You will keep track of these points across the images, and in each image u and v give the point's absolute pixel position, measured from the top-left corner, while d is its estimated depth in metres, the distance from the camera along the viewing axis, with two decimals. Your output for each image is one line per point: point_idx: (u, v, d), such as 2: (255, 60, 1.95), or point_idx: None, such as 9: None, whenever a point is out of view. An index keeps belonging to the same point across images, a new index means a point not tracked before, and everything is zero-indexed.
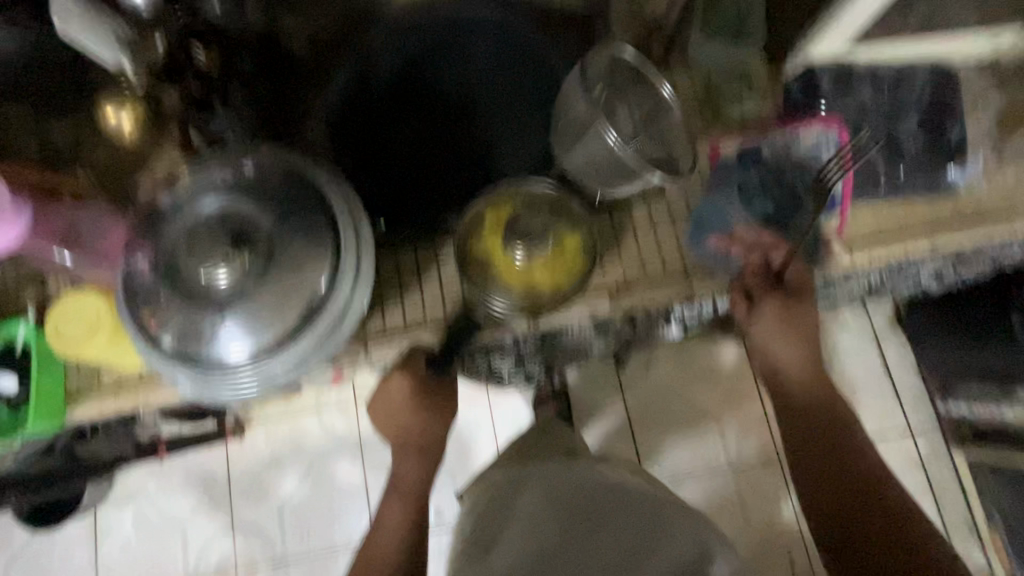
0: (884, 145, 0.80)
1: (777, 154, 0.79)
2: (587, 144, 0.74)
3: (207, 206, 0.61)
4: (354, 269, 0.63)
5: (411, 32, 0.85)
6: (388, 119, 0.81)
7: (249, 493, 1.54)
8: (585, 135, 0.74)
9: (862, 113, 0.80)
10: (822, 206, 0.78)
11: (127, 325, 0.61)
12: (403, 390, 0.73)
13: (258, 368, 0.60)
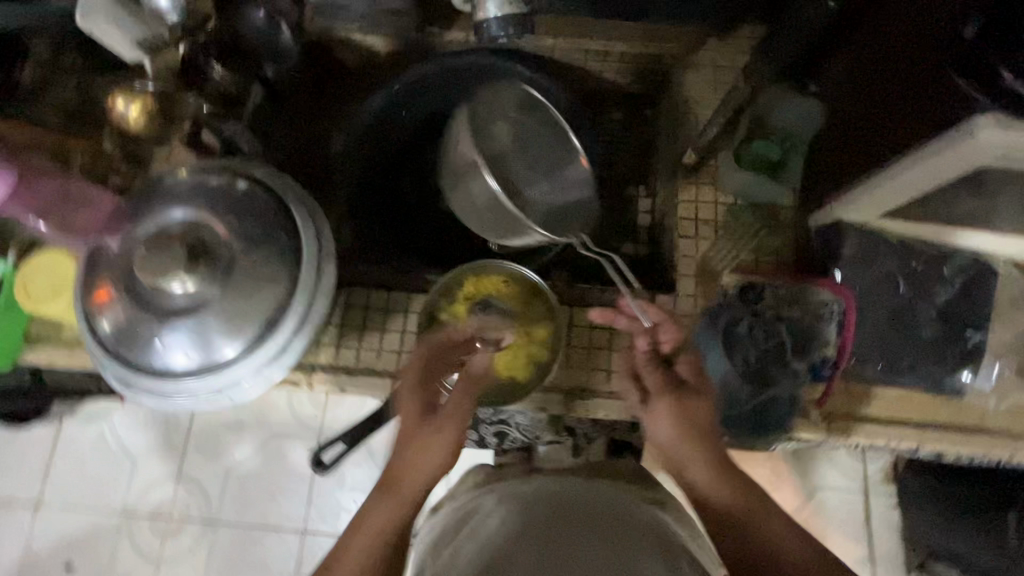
0: (899, 329, 0.73)
1: (781, 302, 0.73)
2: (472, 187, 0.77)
3: (174, 216, 0.62)
4: (307, 302, 0.62)
5: (434, 80, 0.85)
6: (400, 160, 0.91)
7: (202, 449, 1.37)
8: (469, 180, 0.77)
9: (888, 285, 0.73)
10: (809, 372, 0.72)
11: (75, 310, 0.62)
12: (446, 456, 0.59)
13: (195, 382, 0.60)
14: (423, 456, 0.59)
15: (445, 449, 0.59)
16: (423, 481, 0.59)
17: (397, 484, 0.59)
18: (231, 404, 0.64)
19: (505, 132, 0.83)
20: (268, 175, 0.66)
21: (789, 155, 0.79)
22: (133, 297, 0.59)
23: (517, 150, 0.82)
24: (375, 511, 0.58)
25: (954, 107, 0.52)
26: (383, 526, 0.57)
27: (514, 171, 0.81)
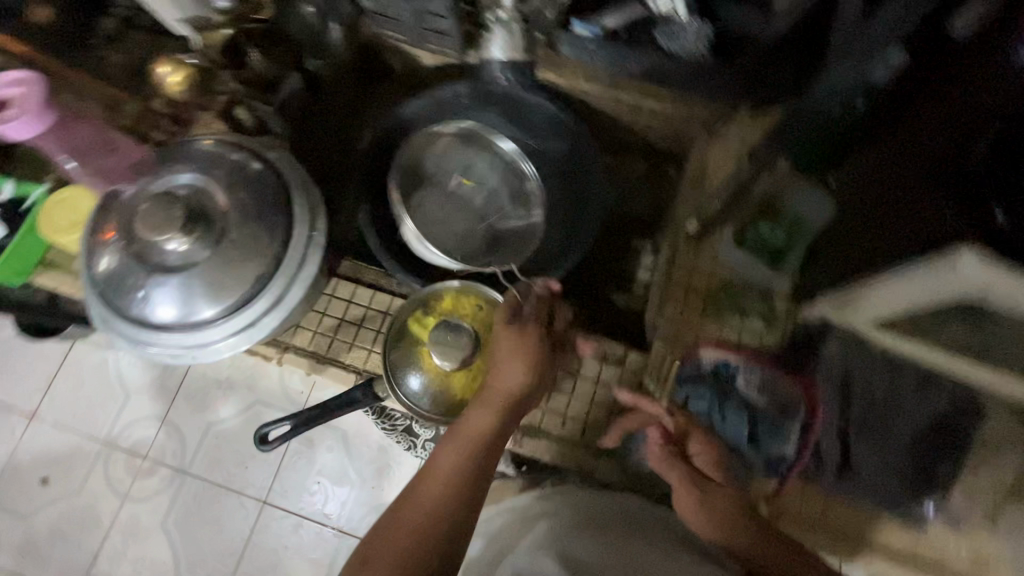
0: (872, 443, 0.69)
1: (751, 386, 0.74)
2: (424, 197, 0.87)
3: (181, 178, 0.66)
4: (286, 280, 0.65)
5: (449, 112, 0.90)
6: None
7: (190, 399, 1.41)
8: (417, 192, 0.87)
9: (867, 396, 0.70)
10: (766, 464, 0.72)
11: (83, 245, 0.66)
12: (508, 400, 0.62)
13: (171, 336, 0.63)
14: (473, 417, 0.61)
15: (502, 406, 0.61)
16: (501, 411, 0.61)
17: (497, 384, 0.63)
18: (197, 364, 0.67)
19: (465, 180, 0.89)
20: (283, 161, 0.70)
21: (792, 245, 0.78)
22: (129, 246, 0.63)
23: (472, 195, 0.89)
24: (475, 417, 0.61)
25: (947, 237, 0.52)
26: (476, 433, 0.60)
27: (443, 218, 0.87)
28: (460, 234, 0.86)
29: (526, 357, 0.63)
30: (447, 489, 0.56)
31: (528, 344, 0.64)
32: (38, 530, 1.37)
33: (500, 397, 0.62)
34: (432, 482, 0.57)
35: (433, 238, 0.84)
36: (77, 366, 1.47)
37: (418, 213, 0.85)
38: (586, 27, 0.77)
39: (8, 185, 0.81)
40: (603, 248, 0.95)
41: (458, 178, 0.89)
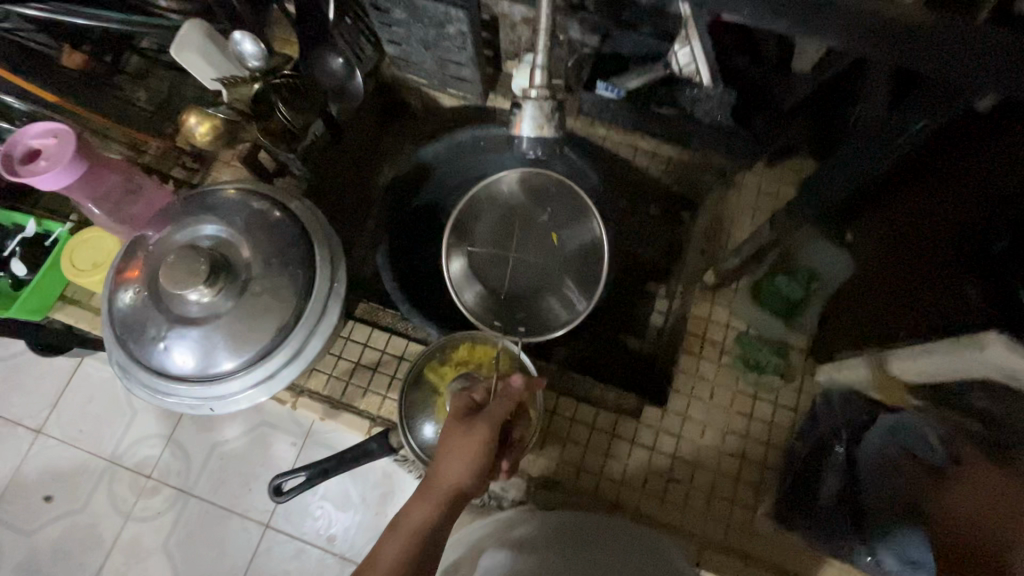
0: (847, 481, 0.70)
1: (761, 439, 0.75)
2: (493, 232, 0.90)
3: (205, 230, 0.66)
4: (306, 333, 0.65)
5: (466, 154, 0.91)
6: (418, 227, 0.94)
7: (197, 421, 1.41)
8: (493, 228, 0.90)
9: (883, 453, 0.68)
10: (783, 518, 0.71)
11: (106, 291, 0.67)
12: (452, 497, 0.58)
13: (189, 386, 0.64)
14: (413, 512, 0.57)
15: (445, 504, 0.57)
16: (439, 508, 0.57)
17: (434, 477, 0.58)
18: (214, 413, 0.67)
19: (557, 240, 0.90)
20: (304, 210, 0.71)
21: (811, 299, 0.79)
22: (153, 296, 0.64)
23: (551, 252, 0.90)
24: (414, 516, 0.57)
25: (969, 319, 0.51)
26: (410, 532, 0.56)
27: (514, 247, 0.90)
28: (513, 267, 0.90)
29: (463, 453, 0.59)
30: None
31: (470, 437, 0.59)
32: (40, 547, 1.36)
33: (440, 493, 0.57)
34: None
35: (481, 253, 0.90)
36: (87, 383, 1.47)
37: (491, 233, 0.90)
38: (609, 88, 0.75)
39: (31, 221, 0.82)
40: (617, 292, 0.95)
41: (544, 234, 0.90)
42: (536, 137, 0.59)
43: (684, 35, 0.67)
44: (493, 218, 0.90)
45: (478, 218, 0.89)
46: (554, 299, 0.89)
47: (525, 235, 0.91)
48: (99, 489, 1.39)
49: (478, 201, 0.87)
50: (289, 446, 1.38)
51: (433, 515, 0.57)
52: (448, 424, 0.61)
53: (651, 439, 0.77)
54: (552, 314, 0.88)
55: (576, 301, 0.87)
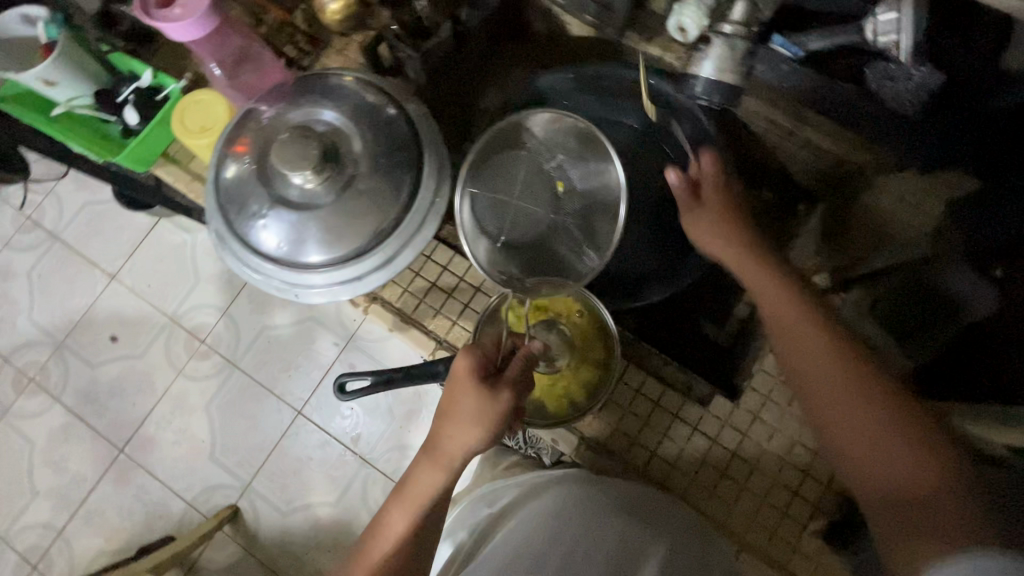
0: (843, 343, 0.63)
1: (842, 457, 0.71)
2: (501, 176, 0.76)
3: (324, 115, 0.64)
4: (399, 243, 0.64)
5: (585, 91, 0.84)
6: None
7: (253, 301, 1.47)
8: (505, 173, 0.76)
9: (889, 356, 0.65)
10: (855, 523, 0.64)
11: (213, 157, 0.66)
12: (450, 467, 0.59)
13: (277, 269, 0.64)
14: (422, 476, 0.60)
15: (449, 469, 0.59)
16: (445, 474, 0.59)
17: (439, 444, 0.60)
18: (295, 301, 0.67)
19: (564, 187, 0.77)
20: (418, 114, 0.67)
21: (935, 330, 0.67)
22: (260, 171, 0.63)
23: (556, 202, 0.77)
24: (423, 477, 0.60)
25: None
26: (421, 495, 0.60)
27: (518, 194, 0.76)
28: (513, 216, 0.75)
29: (467, 427, 0.58)
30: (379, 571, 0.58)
31: (473, 413, 0.58)
32: (101, 381, 1.47)
33: (438, 461, 0.59)
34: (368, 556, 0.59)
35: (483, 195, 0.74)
36: (158, 243, 1.53)
37: (498, 175, 0.75)
38: (787, 47, 0.64)
39: (147, 73, 0.81)
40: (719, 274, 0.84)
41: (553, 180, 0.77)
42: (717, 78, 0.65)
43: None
44: (503, 158, 0.76)
45: (495, 154, 0.75)
46: (564, 249, 0.75)
47: (533, 181, 0.77)
48: (158, 342, 1.48)
49: (499, 135, 0.74)
50: (332, 345, 1.42)
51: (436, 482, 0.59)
52: (454, 390, 0.59)
53: (714, 430, 0.74)
54: (622, 274, 0.82)
55: (590, 258, 0.73)
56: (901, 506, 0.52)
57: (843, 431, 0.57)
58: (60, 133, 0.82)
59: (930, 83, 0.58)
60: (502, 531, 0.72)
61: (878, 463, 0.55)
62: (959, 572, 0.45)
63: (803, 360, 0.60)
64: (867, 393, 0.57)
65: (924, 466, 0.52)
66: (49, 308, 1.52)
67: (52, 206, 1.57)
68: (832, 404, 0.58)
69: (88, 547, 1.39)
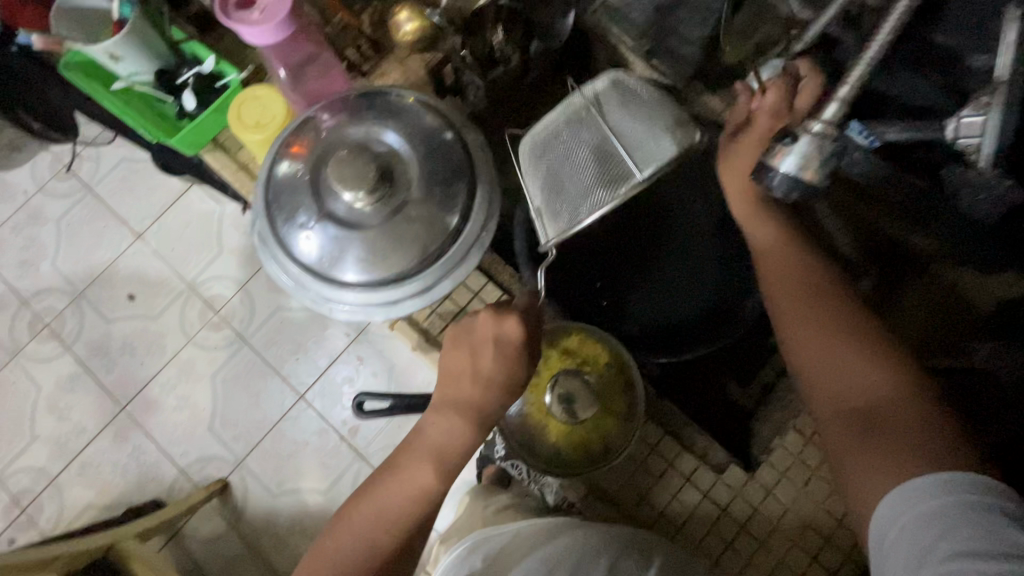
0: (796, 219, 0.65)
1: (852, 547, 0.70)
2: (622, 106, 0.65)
3: (385, 136, 0.64)
4: (439, 273, 0.63)
5: None
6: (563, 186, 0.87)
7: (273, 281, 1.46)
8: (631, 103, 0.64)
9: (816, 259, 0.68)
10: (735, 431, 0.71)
11: (267, 159, 0.66)
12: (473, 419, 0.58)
13: (313, 281, 0.63)
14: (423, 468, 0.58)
15: (477, 427, 0.58)
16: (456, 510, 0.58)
17: (468, 398, 0.58)
18: (328, 313, 0.67)
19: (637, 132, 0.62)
20: (475, 143, 0.67)
21: None
22: (312, 181, 0.63)
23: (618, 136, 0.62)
24: (438, 427, 0.58)
25: None
26: (419, 490, 0.57)
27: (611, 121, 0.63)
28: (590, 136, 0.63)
29: (495, 385, 0.58)
30: (369, 548, 0.55)
31: (506, 374, 0.58)
32: (113, 336, 1.47)
33: (461, 412, 0.58)
34: (372, 508, 0.56)
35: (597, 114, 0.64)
36: (187, 209, 1.53)
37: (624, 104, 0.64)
38: (863, 133, 0.59)
39: (211, 59, 0.82)
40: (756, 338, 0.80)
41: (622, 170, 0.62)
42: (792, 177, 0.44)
43: (985, 98, 0.52)
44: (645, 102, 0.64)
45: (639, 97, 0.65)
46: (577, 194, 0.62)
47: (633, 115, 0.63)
48: (173, 306, 1.47)
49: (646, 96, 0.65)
50: (343, 335, 1.41)
51: (458, 439, 0.58)
52: (481, 349, 0.58)
53: (726, 498, 0.73)
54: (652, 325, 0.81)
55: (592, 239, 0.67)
56: (859, 404, 0.49)
57: (814, 344, 0.53)
58: (117, 106, 0.83)
59: (1013, 198, 0.54)
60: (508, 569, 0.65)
61: (838, 362, 0.51)
62: (942, 498, 0.41)
63: (790, 287, 0.57)
64: (813, 286, 0.56)
65: (872, 361, 0.50)
66: (72, 256, 1.52)
67: (90, 158, 1.58)
68: (807, 325, 0.54)
69: (76, 500, 1.39)
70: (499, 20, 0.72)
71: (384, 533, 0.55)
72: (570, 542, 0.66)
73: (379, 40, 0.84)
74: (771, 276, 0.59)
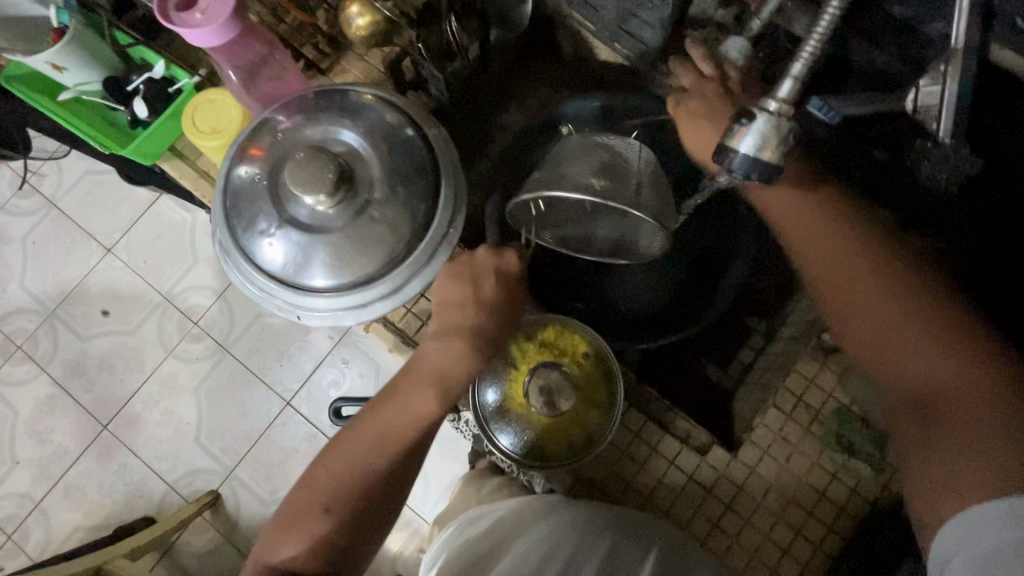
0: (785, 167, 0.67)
1: (833, 516, 0.71)
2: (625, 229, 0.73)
3: (342, 136, 0.62)
4: (407, 272, 0.62)
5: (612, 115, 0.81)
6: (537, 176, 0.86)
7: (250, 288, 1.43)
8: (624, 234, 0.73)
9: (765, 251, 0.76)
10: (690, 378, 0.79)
11: (223, 166, 0.64)
12: (471, 348, 0.60)
13: (280, 288, 0.62)
14: (415, 399, 0.58)
15: (474, 354, 0.60)
16: None
17: (464, 322, 0.61)
18: (297, 320, 0.65)
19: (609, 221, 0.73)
20: (438, 138, 0.65)
21: None
22: (271, 185, 0.61)
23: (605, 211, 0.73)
24: (433, 353, 0.60)
25: None
26: (411, 418, 0.58)
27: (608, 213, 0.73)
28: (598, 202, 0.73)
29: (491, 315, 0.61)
30: (364, 473, 0.56)
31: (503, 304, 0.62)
32: (90, 354, 1.43)
33: (457, 337, 0.60)
34: (368, 430, 0.58)
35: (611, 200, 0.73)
36: (156, 218, 1.48)
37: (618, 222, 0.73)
38: (823, 109, 0.58)
39: (160, 63, 0.78)
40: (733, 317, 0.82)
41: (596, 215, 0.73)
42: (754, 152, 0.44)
43: (942, 68, 0.52)
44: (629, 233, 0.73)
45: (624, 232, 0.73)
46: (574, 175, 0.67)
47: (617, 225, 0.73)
48: (148, 320, 1.43)
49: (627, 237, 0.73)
50: (326, 338, 1.39)
51: (457, 365, 0.59)
52: (480, 278, 0.63)
53: (712, 478, 0.73)
54: (630, 311, 0.81)
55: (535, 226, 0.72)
56: (922, 390, 0.46)
57: (878, 343, 0.49)
58: (67, 119, 0.79)
59: (969, 168, 0.54)
60: (493, 556, 0.65)
61: (902, 360, 0.48)
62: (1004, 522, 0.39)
63: (841, 266, 0.53)
64: (878, 282, 0.51)
65: (945, 361, 0.46)
66: (41, 275, 1.48)
67: (51, 172, 1.53)
68: (867, 321, 0.50)
69: (64, 523, 1.36)
70: (453, 10, 0.69)
71: (376, 457, 0.57)
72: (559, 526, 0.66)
73: (337, 36, 0.82)
74: (823, 251, 0.54)
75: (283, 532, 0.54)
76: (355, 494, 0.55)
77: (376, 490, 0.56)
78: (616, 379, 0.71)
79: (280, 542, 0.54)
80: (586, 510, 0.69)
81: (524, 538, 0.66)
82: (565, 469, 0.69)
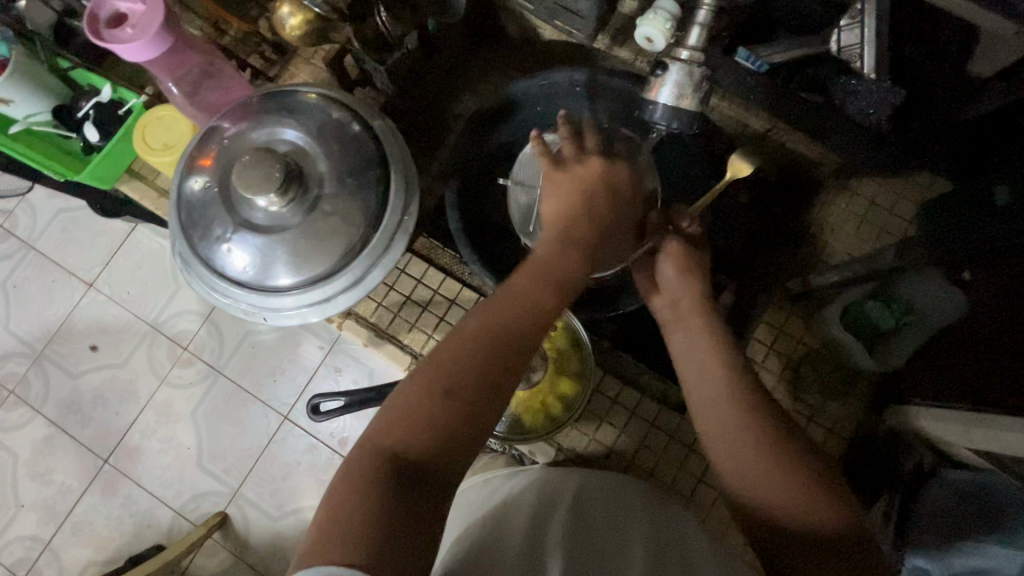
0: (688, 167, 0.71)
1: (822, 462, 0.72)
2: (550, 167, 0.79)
3: (286, 135, 0.63)
4: (366, 262, 0.63)
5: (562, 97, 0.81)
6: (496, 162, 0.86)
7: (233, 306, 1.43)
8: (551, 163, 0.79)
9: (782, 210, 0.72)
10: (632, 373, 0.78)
11: (174, 177, 0.65)
12: (582, 250, 0.56)
13: (242, 292, 0.62)
14: (519, 280, 0.53)
15: (581, 252, 0.56)
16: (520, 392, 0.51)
17: (569, 222, 0.58)
18: (266, 322, 0.66)
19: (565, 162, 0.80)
20: (384, 130, 0.66)
21: None
22: (222, 190, 0.62)
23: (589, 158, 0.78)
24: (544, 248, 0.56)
25: None
26: (516, 298, 0.52)
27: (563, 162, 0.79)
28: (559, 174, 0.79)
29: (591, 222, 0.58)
30: (475, 346, 0.49)
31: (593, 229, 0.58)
32: (82, 390, 1.43)
33: (578, 242, 0.56)
34: (488, 313, 0.51)
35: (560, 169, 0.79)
36: (133, 247, 1.48)
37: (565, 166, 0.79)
38: (751, 58, 0.63)
39: (107, 87, 0.79)
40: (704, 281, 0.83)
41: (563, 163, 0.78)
42: (673, 103, 0.58)
43: (858, 7, 0.54)
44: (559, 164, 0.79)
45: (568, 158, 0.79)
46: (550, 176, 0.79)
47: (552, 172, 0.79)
48: (137, 350, 1.43)
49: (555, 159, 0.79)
50: (316, 349, 1.39)
51: (562, 266, 0.55)
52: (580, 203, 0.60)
53: (692, 436, 0.75)
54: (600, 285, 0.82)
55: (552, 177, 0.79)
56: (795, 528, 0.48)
57: (743, 472, 0.51)
58: (21, 152, 0.80)
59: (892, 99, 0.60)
60: (468, 531, 0.61)
61: (757, 489, 0.50)
62: None
63: (707, 390, 0.54)
64: (735, 403, 0.53)
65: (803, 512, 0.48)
66: (26, 317, 1.47)
67: (26, 214, 1.52)
68: (734, 457, 0.52)
69: (76, 560, 1.36)
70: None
71: (493, 328, 0.50)
72: (543, 493, 0.65)
73: (281, 42, 0.82)
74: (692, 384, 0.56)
75: (384, 420, 0.47)
76: (468, 380, 0.48)
77: (470, 382, 0.48)
78: (586, 348, 0.73)
79: (404, 419, 0.46)
80: (567, 475, 0.70)
81: (509, 507, 0.63)
82: (548, 439, 0.71)
